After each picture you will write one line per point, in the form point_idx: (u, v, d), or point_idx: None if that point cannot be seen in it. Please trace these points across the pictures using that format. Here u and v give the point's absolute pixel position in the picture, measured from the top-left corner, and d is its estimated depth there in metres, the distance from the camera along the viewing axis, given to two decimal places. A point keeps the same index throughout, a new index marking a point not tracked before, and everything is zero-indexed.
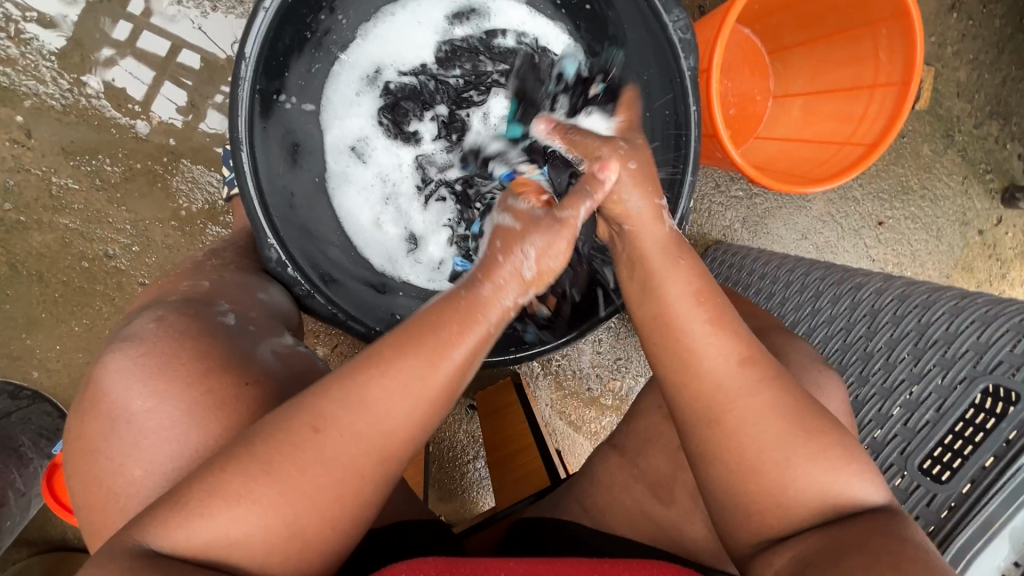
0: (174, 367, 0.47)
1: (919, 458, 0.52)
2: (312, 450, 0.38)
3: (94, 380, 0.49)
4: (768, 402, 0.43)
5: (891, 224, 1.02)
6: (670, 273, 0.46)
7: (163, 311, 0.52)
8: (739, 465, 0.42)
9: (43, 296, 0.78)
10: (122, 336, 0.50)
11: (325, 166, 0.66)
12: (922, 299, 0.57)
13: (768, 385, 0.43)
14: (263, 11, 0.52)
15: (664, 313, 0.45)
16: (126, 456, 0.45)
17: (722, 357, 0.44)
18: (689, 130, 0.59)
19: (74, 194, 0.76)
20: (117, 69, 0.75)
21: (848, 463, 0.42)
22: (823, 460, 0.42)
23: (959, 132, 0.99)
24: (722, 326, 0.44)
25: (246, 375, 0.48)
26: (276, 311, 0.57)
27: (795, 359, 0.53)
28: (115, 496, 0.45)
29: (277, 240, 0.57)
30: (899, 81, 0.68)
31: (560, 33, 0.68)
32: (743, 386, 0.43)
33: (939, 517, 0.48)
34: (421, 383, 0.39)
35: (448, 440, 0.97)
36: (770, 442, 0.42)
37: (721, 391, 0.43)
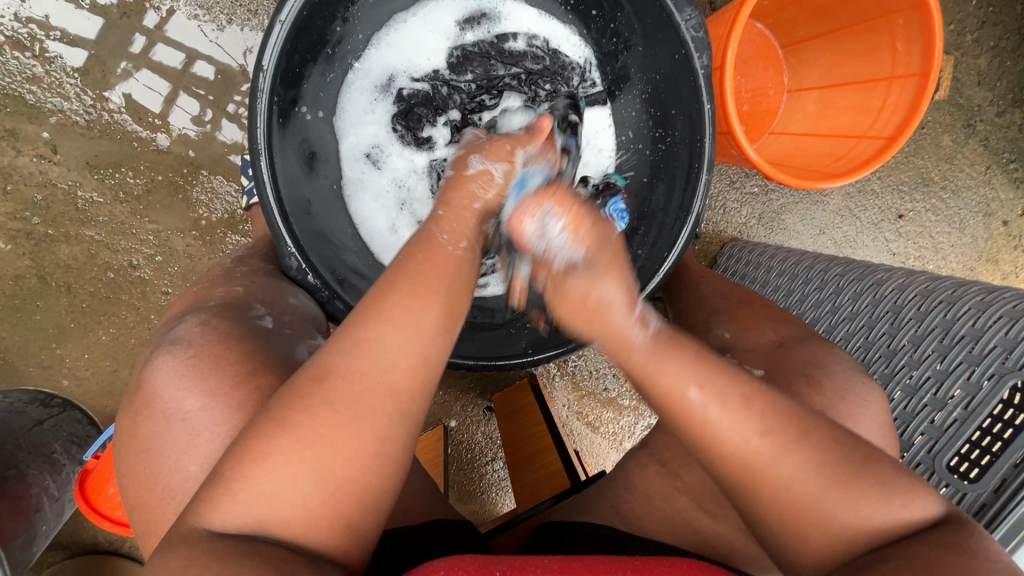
0: (221, 368, 0.48)
1: (947, 456, 0.51)
2: (320, 400, 0.39)
3: (146, 382, 0.50)
4: (800, 464, 0.41)
5: (911, 217, 1.00)
6: (664, 367, 0.44)
7: (207, 315, 0.53)
8: (785, 517, 0.42)
9: (71, 306, 0.80)
10: (170, 340, 0.51)
11: (342, 173, 0.67)
12: (946, 295, 0.56)
13: (795, 446, 0.41)
14: (279, 23, 0.53)
15: (672, 396, 0.43)
16: (178, 454, 0.47)
17: (744, 428, 0.42)
18: (703, 131, 0.59)
19: (99, 207, 0.78)
20: (135, 82, 0.76)
21: (870, 492, 0.41)
22: (875, 505, 0.40)
23: (980, 121, 0.97)
24: (732, 400, 0.42)
25: (293, 375, 0.49)
26: (307, 317, 0.58)
27: (829, 366, 0.52)
28: (172, 494, 0.46)
29: (296, 247, 0.58)
30: (917, 72, 0.67)
31: (571, 35, 0.69)
32: (813, 497, 0.41)
33: (968, 513, 0.49)
34: (433, 297, 0.43)
35: (466, 442, 0.98)
36: (808, 497, 0.41)
37: (792, 509, 0.41)
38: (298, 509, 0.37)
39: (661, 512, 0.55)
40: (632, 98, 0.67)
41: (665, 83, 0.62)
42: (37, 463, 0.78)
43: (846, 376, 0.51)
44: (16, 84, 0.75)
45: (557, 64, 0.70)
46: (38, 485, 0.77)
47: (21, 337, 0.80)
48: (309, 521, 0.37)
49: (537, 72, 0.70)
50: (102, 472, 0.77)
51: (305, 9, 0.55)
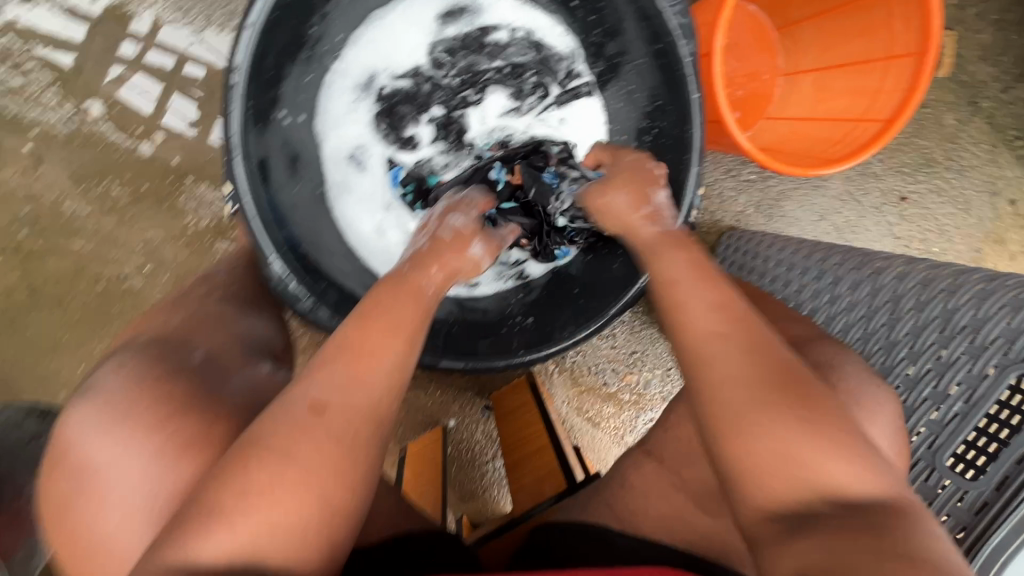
0: (136, 414, 0.46)
1: (948, 451, 0.51)
2: (321, 432, 0.38)
3: (60, 436, 0.48)
4: (734, 368, 0.40)
5: (914, 199, 0.98)
6: (668, 256, 0.48)
7: (123, 358, 0.50)
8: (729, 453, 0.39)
9: (64, 319, 0.80)
10: (84, 388, 0.49)
11: (325, 176, 0.66)
12: (947, 283, 0.54)
13: (745, 355, 0.40)
14: (249, 27, 0.51)
15: (665, 282, 0.46)
16: (122, 489, 0.45)
17: (699, 318, 0.43)
18: (691, 121, 0.58)
19: (86, 219, 0.77)
20: (129, 86, 0.75)
21: (815, 441, 0.37)
22: (822, 453, 0.38)
23: (984, 98, 0.94)
24: (705, 296, 0.44)
25: (219, 409, 0.47)
26: (258, 339, 0.57)
27: (843, 366, 0.50)
28: (99, 548, 0.45)
29: (278, 255, 0.56)
30: (914, 51, 0.64)
31: (555, 25, 0.68)
32: (758, 425, 0.38)
33: (970, 514, 0.49)
34: (403, 318, 0.44)
35: (466, 442, 0.97)
36: (727, 409, 0.39)
37: (737, 436, 0.39)
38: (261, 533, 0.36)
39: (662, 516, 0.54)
40: (619, 90, 0.67)
41: (651, 72, 0.61)
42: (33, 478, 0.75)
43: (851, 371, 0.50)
44: None
45: (542, 55, 0.69)
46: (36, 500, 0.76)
47: (17, 351, 0.81)
48: (260, 526, 0.36)
49: (523, 65, 0.69)
50: None
51: (274, 11, 0.53)
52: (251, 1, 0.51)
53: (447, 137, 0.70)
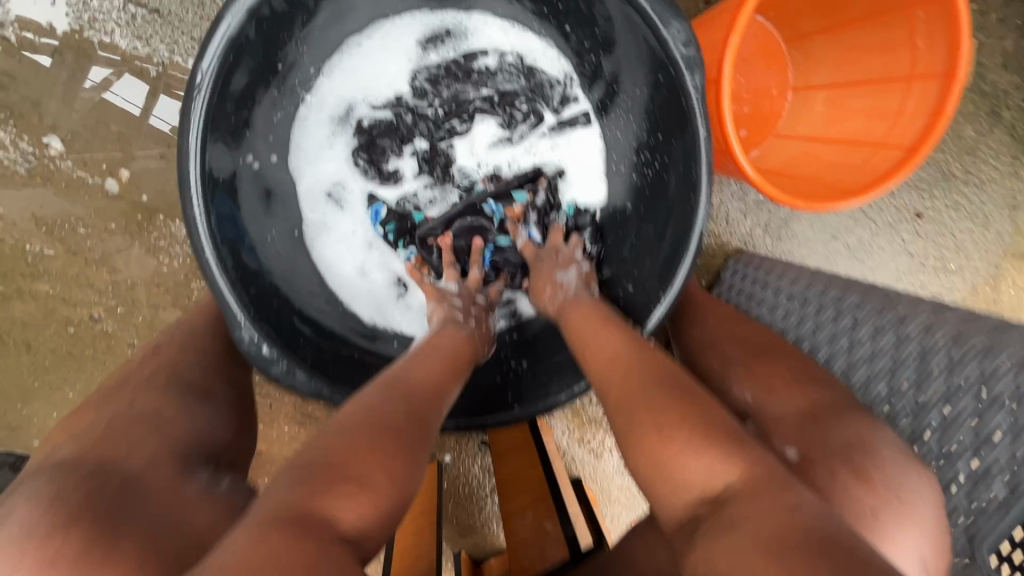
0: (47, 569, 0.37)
1: (991, 541, 0.48)
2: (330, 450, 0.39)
3: None
4: (630, 384, 0.46)
5: (931, 215, 0.94)
6: (586, 314, 0.55)
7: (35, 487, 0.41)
8: (644, 471, 0.43)
9: (34, 364, 0.76)
10: None
11: (301, 217, 0.61)
12: (983, 341, 0.50)
13: (641, 374, 0.46)
14: (201, 76, 0.47)
15: (580, 338, 0.54)
16: None
17: (605, 355, 0.50)
18: (699, 160, 0.52)
19: (51, 261, 0.72)
20: (112, 94, 0.67)
21: (675, 442, 0.41)
22: (702, 453, 0.40)
23: (1006, 107, 0.89)
24: (603, 341, 0.52)
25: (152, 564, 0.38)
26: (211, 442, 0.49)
27: (879, 453, 0.46)
28: None
29: (247, 317, 0.50)
30: (941, 71, 0.59)
31: (548, 49, 0.62)
32: (642, 433, 0.43)
33: None
34: (440, 347, 0.53)
35: (463, 477, 0.94)
36: (624, 423, 0.44)
37: (634, 445, 0.43)
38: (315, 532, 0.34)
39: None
40: (616, 119, 0.62)
41: (652, 103, 0.56)
42: None
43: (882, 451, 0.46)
44: None
45: (533, 81, 0.64)
46: None
47: None
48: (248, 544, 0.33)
49: (512, 92, 0.65)
50: None
51: (231, 54, 0.49)
52: (201, 49, 0.47)
53: (433, 170, 0.65)
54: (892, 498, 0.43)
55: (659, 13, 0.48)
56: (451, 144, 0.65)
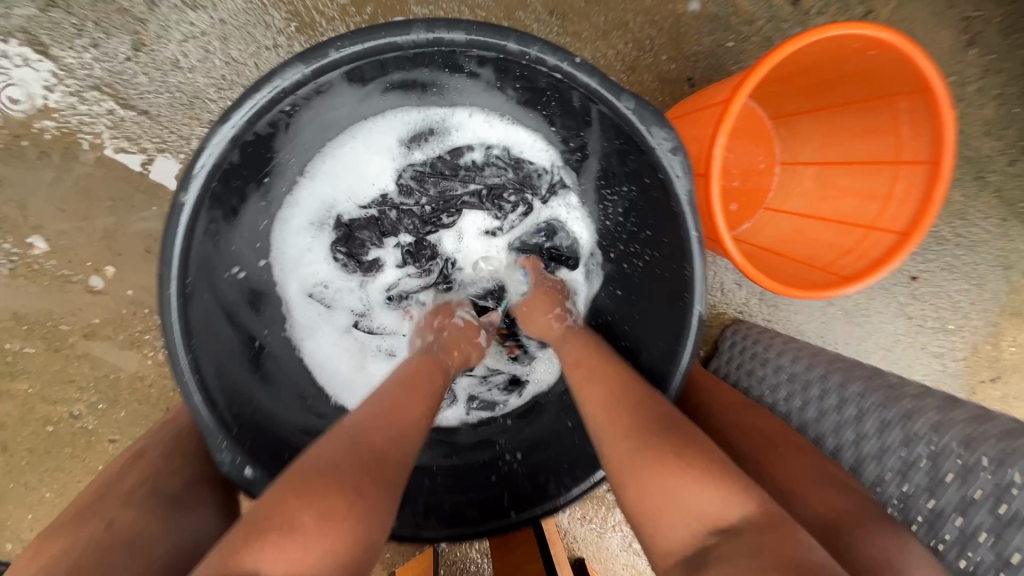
0: None
1: None
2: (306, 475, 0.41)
3: None
4: (626, 422, 0.47)
5: (925, 277, 0.94)
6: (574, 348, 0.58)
7: None
8: (635, 498, 0.43)
9: (11, 465, 0.73)
10: None
11: (292, 321, 0.61)
12: (993, 449, 0.50)
13: (632, 408, 0.48)
14: (185, 203, 0.45)
15: (575, 369, 0.55)
16: None
17: (599, 386, 0.51)
18: (691, 261, 0.51)
19: (31, 359, 0.70)
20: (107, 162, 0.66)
21: (683, 471, 0.42)
22: (687, 479, 0.41)
23: (991, 172, 0.90)
24: (597, 373, 0.53)
25: None
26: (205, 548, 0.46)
27: (904, 564, 0.42)
28: None
29: (229, 439, 0.48)
30: (927, 159, 0.59)
31: (532, 143, 0.62)
32: (635, 453, 0.44)
33: None
34: (423, 385, 0.53)
35: (461, 562, 0.90)
36: (623, 456, 0.45)
37: (629, 468, 0.44)
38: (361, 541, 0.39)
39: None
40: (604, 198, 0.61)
41: (640, 200, 0.56)
42: None
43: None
44: None
45: (520, 171, 0.64)
46: None
47: None
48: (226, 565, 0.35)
49: (498, 183, 0.64)
50: None
51: (214, 179, 0.46)
52: (184, 177, 0.44)
53: (421, 263, 0.67)
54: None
55: (645, 120, 0.48)
56: (437, 237, 0.67)
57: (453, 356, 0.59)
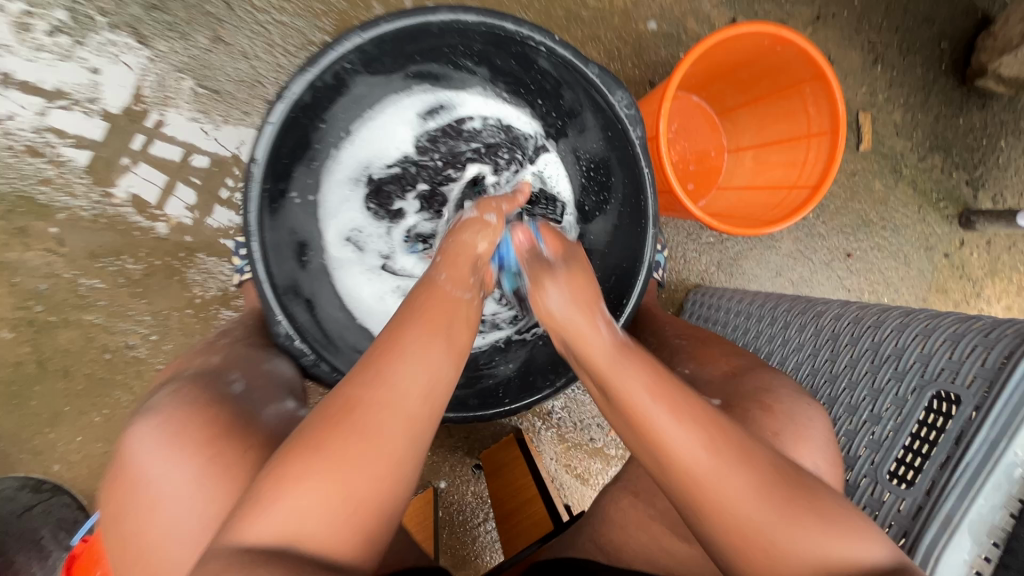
0: (191, 431, 0.54)
1: (886, 466, 0.53)
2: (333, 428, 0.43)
3: (123, 447, 0.55)
4: (739, 482, 0.44)
5: (859, 255, 1.09)
6: (615, 358, 0.49)
7: (180, 383, 0.59)
8: (735, 539, 0.44)
9: (67, 390, 0.83)
10: (145, 408, 0.57)
11: (329, 255, 0.75)
12: (873, 319, 0.61)
13: (736, 465, 0.45)
14: (269, 125, 0.61)
15: (619, 390, 0.48)
16: (178, 498, 0.52)
17: (683, 433, 0.46)
18: (645, 192, 0.67)
19: (100, 293, 0.83)
20: (132, 175, 0.82)
21: (823, 531, 0.44)
22: (806, 529, 0.44)
23: (905, 166, 1.08)
24: (673, 406, 0.47)
25: (252, 436, 0.54)
26: (280, 379, 0.63)
27: (775, 390, 0.57)
28: (161, 540, 0.52)
29: (284, 315, 0.63)
30: (828, 129, 0.77)
31: (520, 113, 0.78)
32: (771, 521, 0.43)
33: (908, 518, 0.48)
34: (428, 365, 0.46)
35: (457, 504, 0.99)
36: (736, 512, 0.44)
37: (755, 530, 0.44)
38: (384, 516, 0.42)
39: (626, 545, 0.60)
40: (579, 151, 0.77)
41: (605, 152, 0.72)
42: (48, 525, 0.83)
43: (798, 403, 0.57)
44: (29, 185, 0.80)
45: (511, 136, 0.80)
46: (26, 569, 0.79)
47: (14, 425, 0.83)
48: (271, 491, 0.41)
49: (496, 145, 0.80)
50: (85, 558, 0.74)
51: (291, 112, 0.62)
52: (272, 104, 0.60)
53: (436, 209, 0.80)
54: (787, 419, 0.54)
55: (607, 83, 0.65)
56: (453, 189, 0.80)
57: (447, 274, 0.52)
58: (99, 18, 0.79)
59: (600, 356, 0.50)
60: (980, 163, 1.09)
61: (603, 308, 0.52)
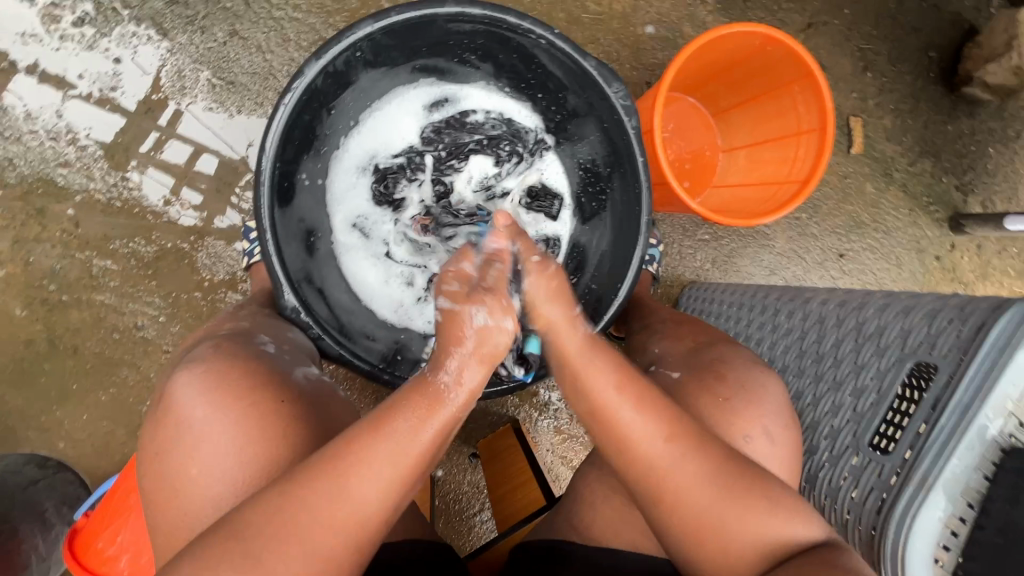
0: (233, 382, 0.57)
1: (868, 436, 0.57)
2: (302, 507, 0.45)
3: (165, 393, 0.58)
4: (696, 472, 0.51)
5: (851, 255, 1.12)
6: (593, 371, 0.54)
7: (218, 339, 0.62)
8: (688, 530, 0.51)
9: (77, 368, 0.86)
10: (187, 358, 0.60)
11: (335, 239, 0.78)
12: (857, 301, 0.63)
13: (693, 453, 0.52)
14: (283, 107, 0.63)
15: (597, 399, 0.53)
16: (214, 444, 0.54)
17: (650, 432, 0.52)
18: (640, 180, 0.69)
19: (112, 274, 0.86)
20: (143, 176, 0.86)
21: (770, 524, 0.51)
22: (756, 524, 0.51)
23: (896, 170, 1.11)
24: (646, 407, 0.52)
25: (285, 394, 0.58)
26: (303, 348, 0.67)
27: (728, 356, 0.65)
28: (186, 489, 0.54)
29: (292, 291, 0.66)
30: (817, 126, 0.80)
31: (521, 107, 0.82)
32: (723, 507, 0.51)
33: (888, 483, 0.53)
34: (406, 450, 0.48)
35: (454, 493, 1.00)
36: (694, 497, 0.51)
37: (703, 514, 0.51)
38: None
39: (610, 517, 0.64)
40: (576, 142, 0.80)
41: (602, 144, 0.75)
42: (54, 498, 0.83)
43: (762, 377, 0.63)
44: (49, 168, 0.84)
45: (512, 129, 0.83)
46: (28, 542, 0.81)
47: (24, 400, 0.85)
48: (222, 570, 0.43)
49: (497, 138, 0.83)
50: (88, 530, 0.75)
51: (303, 96, 0.65)
52: (285, 89, 0.63)
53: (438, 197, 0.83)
54: (738, 385, 0.61)
55: (604, 75, 0.68)
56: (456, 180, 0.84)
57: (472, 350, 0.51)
58: (124, 11, 0.84)
59: (572, 354, 0.55)
60: (970, 168, 1.12)
61: (596, 336, 0.56)
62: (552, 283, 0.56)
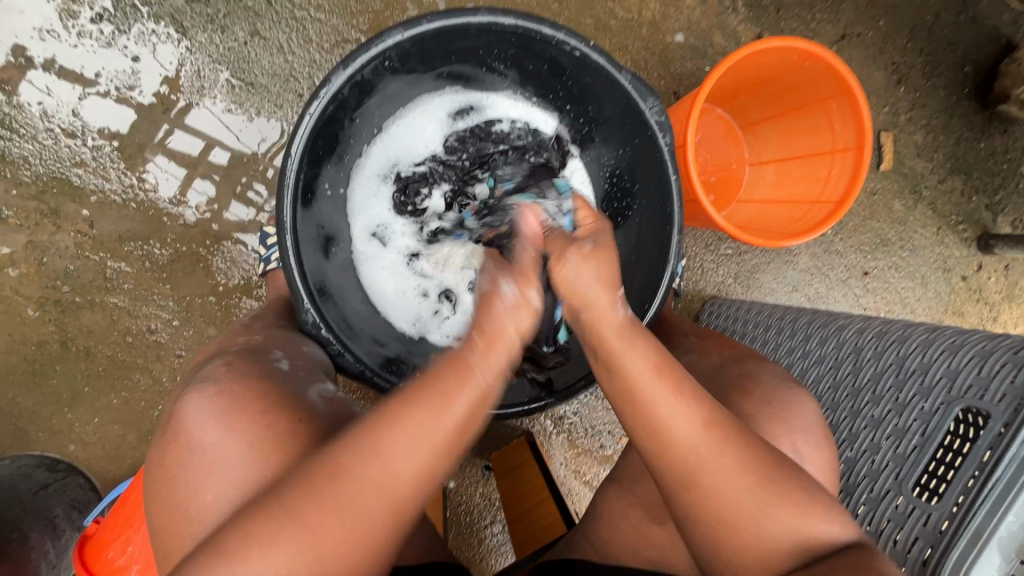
0: (243, 404, 0.55)
1: (911, 481, 0.55)
2: (328, 491, 0.43)
3: (175, 415, 0.56)
4: (733, 462, 0.48)
5: (875, 273, 1.09)
6: (630, 354, 0.51)
7: (230, 357, 0.60)
8: (716, 523, 0.49)
9: (89, 370, 0.84)
10: (197, 380, 0.58)
11: (353, 248, 0.76)
12: (898, 335, 0.63)
13: (725, 449, 0.49)
14: (309, 116, 0.62)
15: (631, 382, 0.50)
16: (224, 467, 0.52)
17: (687, 422, 0.49)
18: (671, 199, 0.67)
19: (126, 276, 0.84)
20: (153, 167, 0.84)
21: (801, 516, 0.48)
22: (784, 517, 0.48)
23: (925, 188, 1.08)
24: (682, 394, 0.49)
25: (298, 415, 0.55)
26: (317, 363, 0.65)
27: (759, 376, 0.62)
28: (190, 519, 0.51)
29: (313, 304, 0.65)
30: (854, 146, 0.77)
31: (548, 118, 0.80)
32: (755, 504, 0.48)
33: (934, 533, 0.51)
34: (439, 425, 0.45)
35: (465, 505, 0.98)
36: (723, 490, 0.48)
37: (727, 509, 0.48)
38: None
39: (627, 545, 0.62)
40: (602, 151, 0.77)
41: (630, 159, 0.73)
42: (63, 503, 0.82)
43: (798, 407, 0.60)
44: (64, 167, 0.82)
45: (538, 139, 0.81)
46: (38, 548, 0.81)
47: (35, 403, 0.84)
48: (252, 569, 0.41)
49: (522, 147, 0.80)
50: (99, 538, 0.74)
51: (331, 105, 0.64)
52: (312, 97, 0.61)
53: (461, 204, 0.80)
54: (764, 403, 0.59)
55: (639, 90, 0.66)
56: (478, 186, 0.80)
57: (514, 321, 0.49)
58: (142, 8, 0.81)
59: (609, 334, 0.51)
60: (1000, 188, 1.09)
61: (635, 321, 0.53)
62: (594, 261, 0.52)
